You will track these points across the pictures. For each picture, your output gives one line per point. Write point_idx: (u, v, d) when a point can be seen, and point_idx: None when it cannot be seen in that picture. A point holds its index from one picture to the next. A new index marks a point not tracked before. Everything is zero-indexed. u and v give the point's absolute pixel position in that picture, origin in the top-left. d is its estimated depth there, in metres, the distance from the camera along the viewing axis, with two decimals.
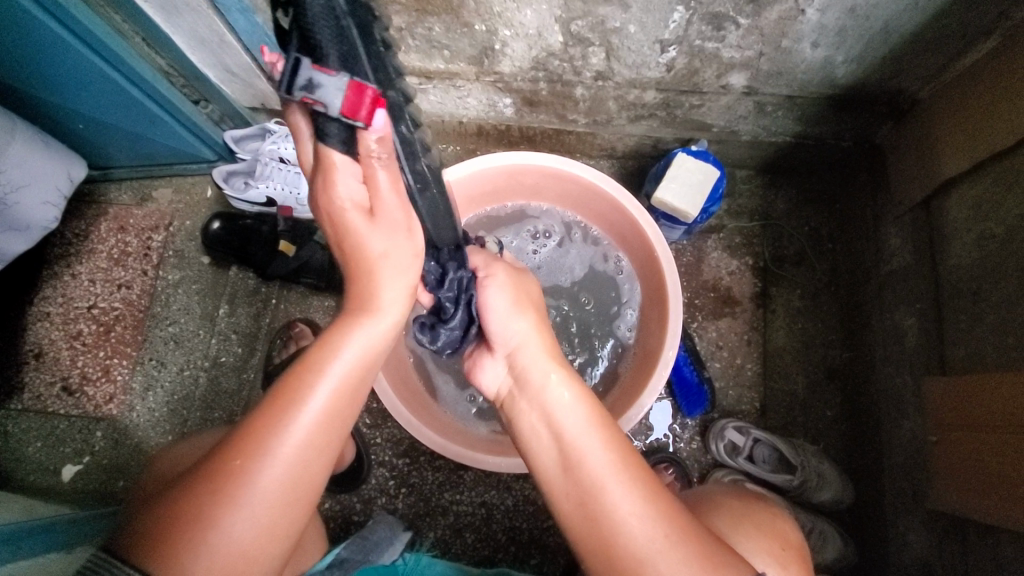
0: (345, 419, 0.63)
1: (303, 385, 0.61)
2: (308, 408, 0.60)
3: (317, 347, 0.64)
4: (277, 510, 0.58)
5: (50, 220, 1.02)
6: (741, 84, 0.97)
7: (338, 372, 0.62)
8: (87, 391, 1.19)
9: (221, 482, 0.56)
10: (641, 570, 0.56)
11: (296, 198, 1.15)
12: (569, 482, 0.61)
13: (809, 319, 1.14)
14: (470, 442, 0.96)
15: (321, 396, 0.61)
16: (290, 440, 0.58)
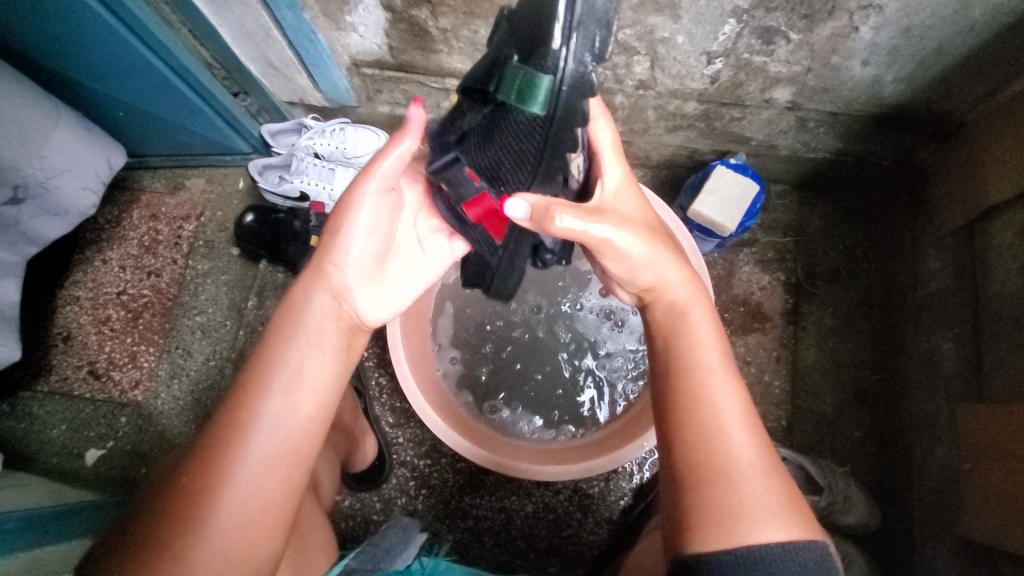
0: (294, 439, 0.58)
1: (242, 413, 0.57)
2: (274, 425, 0.57)
3: (252, 365, 0.60)
4: (243, 541, 0.54)
5: (88, 206, 1.02)
6: (785, 98, 0.96)
7: (280, 391, 0.58)
8: (114, 376, 1.20)
9: (176, 520, 0.53)
10: (719, 479, 0.57)
11: (330, 194, 1.16)
12: (672, 382, 0.64)
13: (841, 339, 1.12)
14: (488, 445, 0.95)
15: (268, 416, 0.57)
16: (257, 458, 0.56)
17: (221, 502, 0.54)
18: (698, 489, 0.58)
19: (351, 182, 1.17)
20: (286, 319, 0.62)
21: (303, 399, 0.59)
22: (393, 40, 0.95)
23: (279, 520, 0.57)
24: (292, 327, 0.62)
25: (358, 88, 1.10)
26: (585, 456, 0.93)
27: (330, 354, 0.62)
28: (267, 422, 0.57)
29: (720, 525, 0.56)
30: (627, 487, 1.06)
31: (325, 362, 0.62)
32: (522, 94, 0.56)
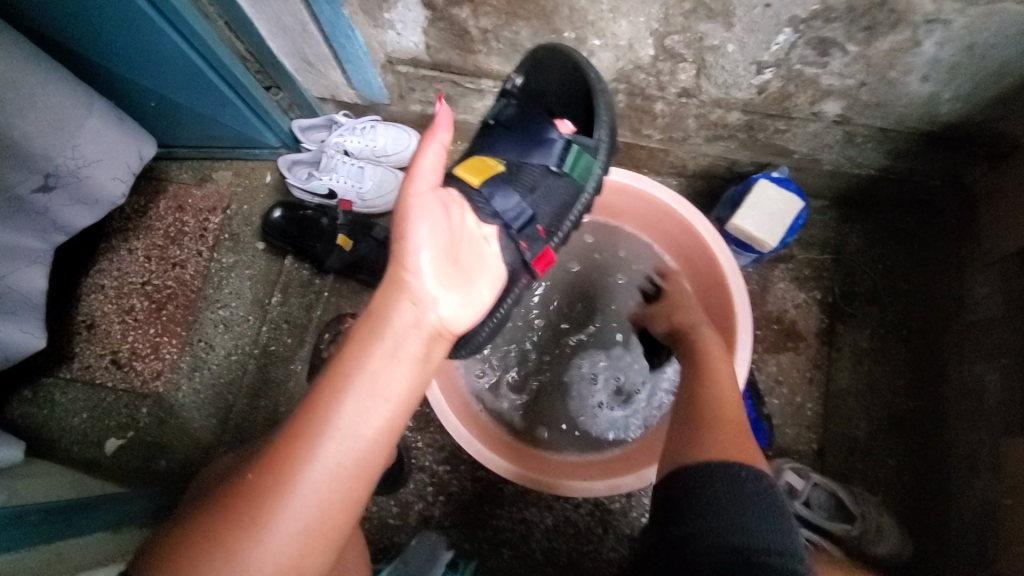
0: (365, 448, 0.55)
1: (313, 417, 0.54)
2: (351, 435, 0.55)
3: (328, 367, 0.58)
4: (298, 555, 0.52)
5: (118, 196, 1.01)
6: (834, 112, 0.92)
7: (355, 396, 0.56)
8: (136, 367, 1.20)
9: (230, 529, 0.51)
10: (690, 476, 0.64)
11: (358, 192, 1.15)
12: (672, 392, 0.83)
13: (876, 362, 1.08)
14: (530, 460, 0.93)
15: (340, 422, 0.54)
16: (324, 467, 0.53)
17: (281, 513, 0.51)
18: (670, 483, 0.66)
19: (380, 180, 1.16)
20: (365, 326, 0.61)
21: (378, 407, 0.57)
22: (431, 39, 0.93)
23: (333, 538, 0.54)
24: (372, 333, 0.60)
25: (391, 86, 1.08)
26: (612, 473, 0.91)
27: (408, 364, 0.60)
28: (338, 429, 0.54)
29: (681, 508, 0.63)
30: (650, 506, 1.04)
31: (405, 372, 0.60)
32: (580, 169, 0.76)
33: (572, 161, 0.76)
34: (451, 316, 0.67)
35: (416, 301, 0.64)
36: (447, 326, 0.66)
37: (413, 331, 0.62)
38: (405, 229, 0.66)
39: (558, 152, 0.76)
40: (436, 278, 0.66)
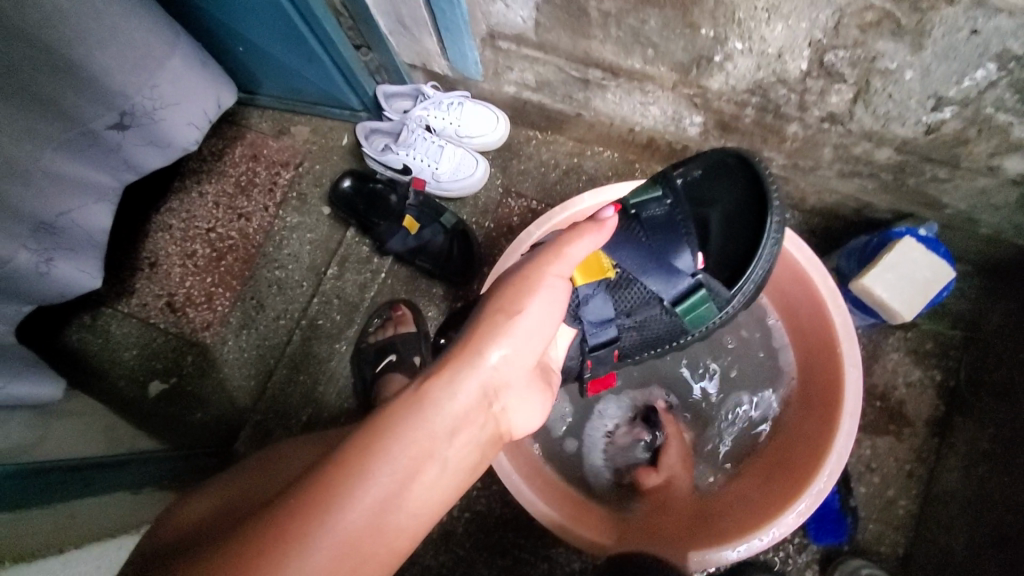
0: (369, 566, 0.39)
1: (313, 506, 0.38)
2: (398, 492, 0.41)
3: (353, 441, 0.42)
4: None
5: (191, 142, 0.97)
6: (1020, 169, 0.74)
7: (375, 495, 0.40)
8: (189, 313, 1.18)
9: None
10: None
11: (433, 173, 1.06)
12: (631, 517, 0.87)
13: (994, 467, 0.84)
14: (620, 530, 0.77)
15: (350, 524, 0.38)
16: (351, 527, 0.38)
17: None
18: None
19: (459, 163, 1.06)
20: (413, 399, 0.45)
21: (400, 516, 0.41)
22: (542, 16, 0.81)
23: None
24: (420, 409, 0.44)
25: (488, 62, 0.98)
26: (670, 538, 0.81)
27: (450, 468, 0.45)
28: (341, 530, 0.38)
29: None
30: None
31: (444, 479, 0.44)
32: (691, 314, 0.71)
33: (690, 304, 0.70)
34: (514, 417, 0.53)
35: (490, 390, 0.49)
36: (505, 429, 0.52)
37: (470, 423, 0.47)
38: (523, 300, 0.56)
39: (672, 291, 0.69)
40: (521, 367, 0.53)
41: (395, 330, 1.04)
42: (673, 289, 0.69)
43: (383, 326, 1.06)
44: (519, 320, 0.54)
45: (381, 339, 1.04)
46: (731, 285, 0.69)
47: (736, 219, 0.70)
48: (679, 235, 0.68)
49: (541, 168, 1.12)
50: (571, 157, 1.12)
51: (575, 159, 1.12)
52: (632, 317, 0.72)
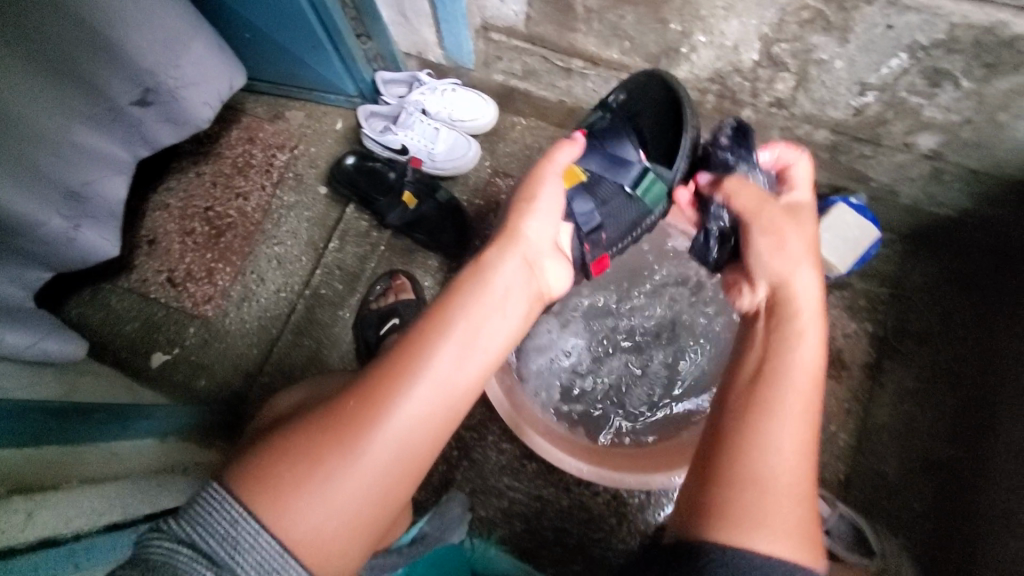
0: (459, 394, 0.59)
1: (418, 353, 0.58)
2: (452, 371, 0.59)
3: (437, 309, 0.63)
4: (387, 472, 0.54)
5: (204, 120, 1.04)
6: (928, 146, 0.90)
7: (457, 344, 0.60)
8: (189, 288, 1.24)
9: (333, 433, 0.53)
10: (757, 488, 0.52)
11: (429, 153, 1.16)
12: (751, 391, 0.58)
13: (919, 404, 1.06)
14: (784, 437, 0.54)
15: (421, 393, 0.56)
16: (419, 397, 0.56)
17: (380, 430, 0.54)
18: (726, 486, 0.52)
19: (452, 143, 1.17)
20: (474, 281, 0.67)
21: (477, 360, 0.61)
22: (533, 11, 0.92)
23: (415, 466, 0.56)
24: (480, 286, 0.66)
25: (480, 52, 1.08)
26: (640, 467, 0.91)
27: (506, 326, 0.66)
28: (440, 371, 0.58)
29: (731, 523, 0.50)
30: (665, 505, 1.05)
31: (502, 334, 0.66)
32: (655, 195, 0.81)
33: (645, 186, 0.81)
34: (545, 279, 0.75)
35: (523, 267, 0.72)
36: (542, 291, 0.75)
37: (516, 296, 0.69)
38: (536, 191, 0.75)
39: (635, 174, 0.81)
40: (544, 241, 0.75)
41: (396, 298, 1.14)
42: (628, 175, 0.80)
43: (384, 294, 1.15)
44: (534, 213, 0.74)
45: (383, 306, 1.13)
46: (673, 165, 0.81)
47: (662, 116, 0.84)
48: (623, 133, 0.83)
49: (525, 151, 1.23)
50: (552, 141, 1.23)
51: (556, 143, 1.23)
52: (606, 204, 0.79)
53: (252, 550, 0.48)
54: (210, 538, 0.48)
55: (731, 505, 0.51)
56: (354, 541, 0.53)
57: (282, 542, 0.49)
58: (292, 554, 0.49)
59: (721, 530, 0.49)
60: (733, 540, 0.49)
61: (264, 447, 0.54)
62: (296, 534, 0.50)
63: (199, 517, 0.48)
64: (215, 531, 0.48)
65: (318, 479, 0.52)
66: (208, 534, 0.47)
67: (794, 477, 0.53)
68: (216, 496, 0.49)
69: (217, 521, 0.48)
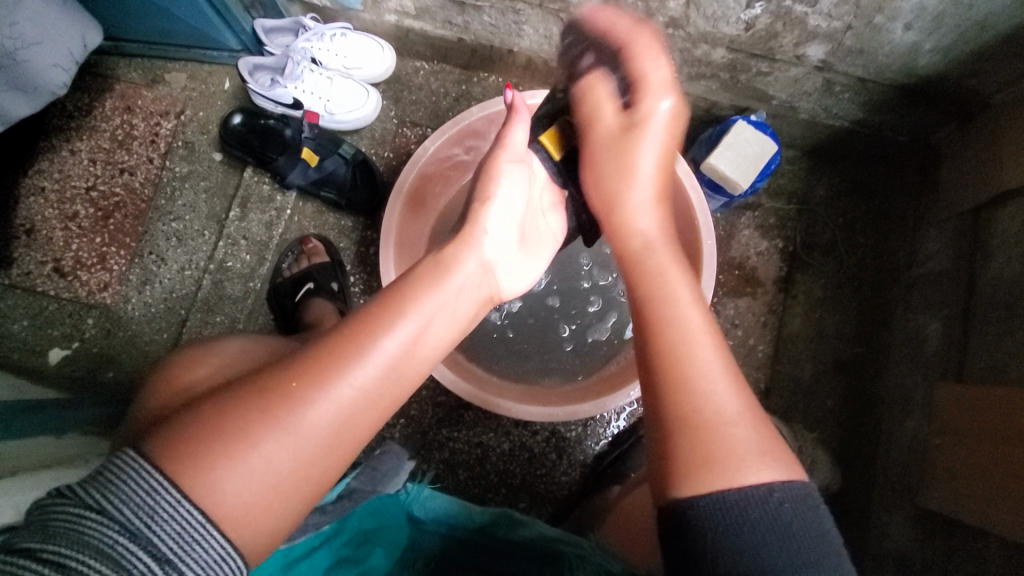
0: (403, 379, 0.56)
1: (362, 337, 0.54)
2: (397, 350, 0.55)
3: (387, 291, 0.59)
4: (321, 449, 0.51)
5: (59, 86, 0.93)
6: (818, 56, 0.92)
7: (408, 333, 0.56)
8: (80, 277, 1.14)
9: (267, 407, 0.49)
10: (704, 424, 0.55)
11: (325, 105, 1.10)
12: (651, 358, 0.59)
13: (827, 310, 1.11)
14: (708, 373, 0.57)
15: (368, 370, 0.53)
16: (359, 375, 0.53)
17: (315, 407, 0.50)
18: (683, 436, 0.55)
19: (350, 94, 1.11)
20: (429, 269, 0.63)
21: (426, 347, 0.58)
22: None
23: (355, 443, 0.53)
24: (438, 275, 0.62)
25: None
26: (570, 400, 0.94)
27: (460, 314, 0.63)
28: (387, 352, 0.55)
29: (702, 467, 0.53)
30: (603, 434, 1.09)
31: (456, 323, 0.62)
32: None
33: None
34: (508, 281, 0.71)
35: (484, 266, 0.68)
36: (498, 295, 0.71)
37: (472, 288, 0.65)
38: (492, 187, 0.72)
39: None
40: (505, 237, 0.72)
41: (310, 263, 1.10)
42: None
43: (298, 260, 1.11)
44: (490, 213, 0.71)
45: (298, 272, 1.09)
46: None
47: None
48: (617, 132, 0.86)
49: (431, 98, 1.17)
50: (459, 85, 1.17)
51: (463, 86, 1.17)
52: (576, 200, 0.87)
53: (171, 521, 0.45)
54: (124, 505, 0.44)
55: (699, 456, 0.53)
56: (286, 518, 0.50)
57: (204, 513, 0.45)
58: (215, 525, 0.46)
59: (697, 482, 0.53)
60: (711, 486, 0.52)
61: (194, 412, 0.49)
62: (221, 505, 0.46)
63: (111, 486, 0.45)
64: (131, 499, 0.44)
65: (242, 450, 0.48)
66: (121, 504, 0.44)
67: (727, 401, 0.56)
68: (129, 464, 0.45)
69: (131, 489, 0.44)
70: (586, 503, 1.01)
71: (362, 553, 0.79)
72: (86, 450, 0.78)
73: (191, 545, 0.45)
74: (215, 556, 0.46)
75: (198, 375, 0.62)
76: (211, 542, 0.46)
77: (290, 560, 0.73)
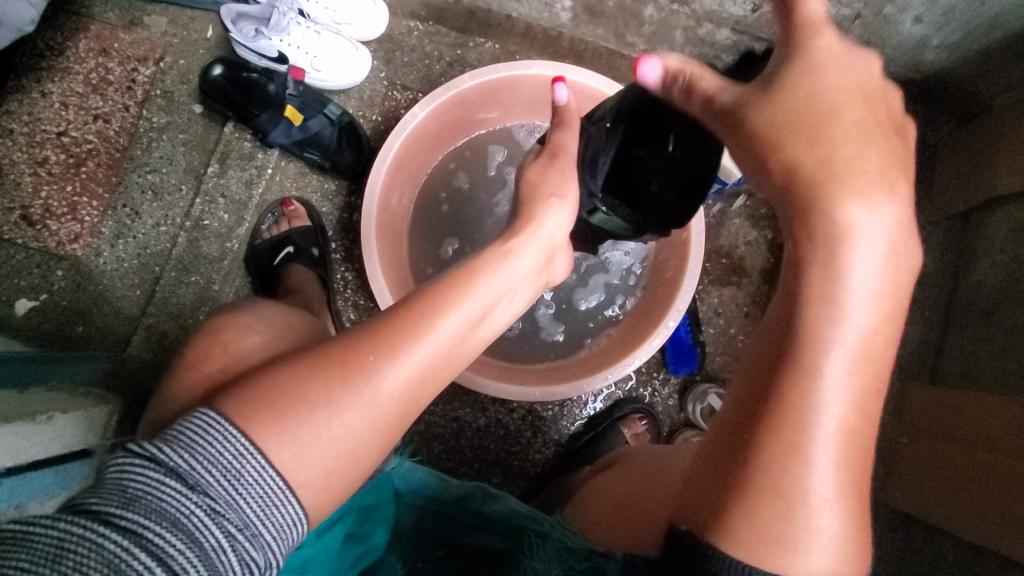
0: (459, 361, 0.55)
1: (417, 316, 0.52)
2: (450, 335, 0.53)
3: (449, 272, 0.57)
4: (379, 423, 0.50)
5: (27, 22, 0.87)
6: None
7: (465, 316, 0.54)
8: (50, 226, 1.09)
9: (340, 377, 0.48)
10: (791, 506, 0.47)
11: (312, 61, 1.05)
12: (773, 416, 0.48)
13: None
14: (823, 457, 0.47)
15: (426, 352, 0.51)
16: (417, 352, 0.51)
17: (385, 374, 0.49)
18: (757, 508, 0.48)
19: (338, 51, 1.06)
20: (491, 252, 0.60)
21: (483, 329, 0.56)
22: None
23: (411, 413, 0.52)
24: (501, 257, 0.60)
25: None
26: (546, 381, 0.94)
27: (516, 301, 0.61)
28: (443, 333, 0.52)
29: (764, 547, 0.48)
30: (579, 415, 1.09)
31: (511, 311, 0.61)
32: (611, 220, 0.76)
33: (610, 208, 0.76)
34: (559, 272, 0.70)
35: (545, 253, 0.66)
36: (551, 281, 0.70)
37: (532, 272, 0.63)
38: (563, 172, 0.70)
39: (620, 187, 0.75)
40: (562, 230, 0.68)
41: (289, 225, 1.07)
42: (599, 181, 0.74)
43: (277, 222, 1.09)
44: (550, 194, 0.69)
45: (277, 234, 1.06)
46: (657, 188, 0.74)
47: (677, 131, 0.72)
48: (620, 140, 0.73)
49: (424, 61, 1.12)
50: (454, 49, 1.12)
51: (459, 50, 1.12)
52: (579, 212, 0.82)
53: (256, 484, 0.44)
54: (208, 469, 0.43)
55: (776, 532, 0.47)
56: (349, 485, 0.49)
57: (284, 479, 0.45)
58: (291, 491, 0.46)
59: (756, 553, 0.48)
60: (770, 565, 0.48)
61: (264, 375, 0.49)
62: (297, 471, 0.46)
63: (198, 447, 0.43)
64: (214, 461, 0.43)
65: (314, 415, 0.47)
66: (207, 468, 0.43)
67: (834, 488, 0.48)
68: (215, 426, 0.44)
69: (219, 453, 0.44)
70: (557, 482, 1.01)
71: (367, 530, 0.77)
72: (48, 407, 0.76)
73: (271, 510, 0.44)
74: (288, 521, 0.45)
75: (249, 345, 0.59)
76: (288, 507, 0.45)
77: (321, 530, 0.72)
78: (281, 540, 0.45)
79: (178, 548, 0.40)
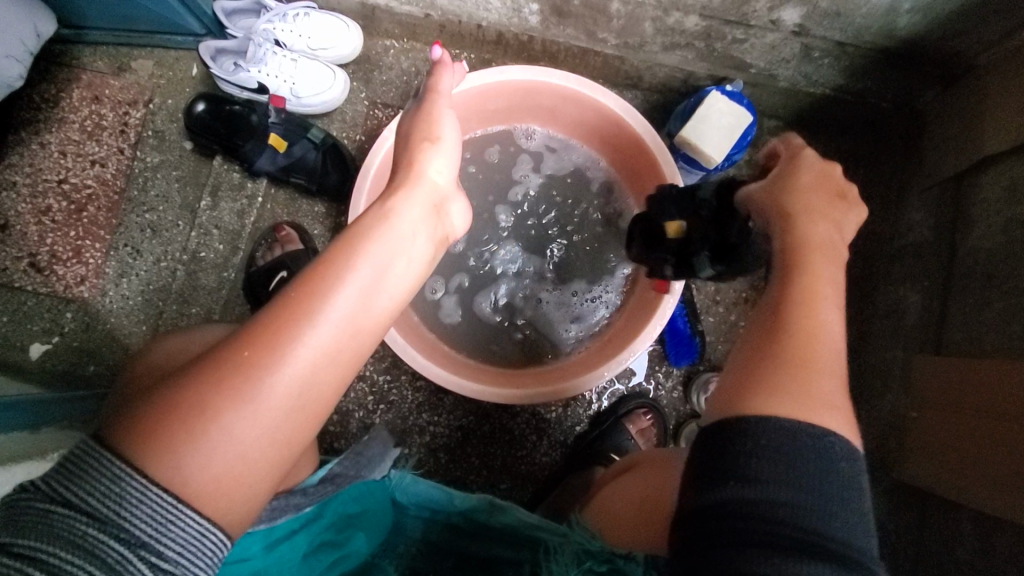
0: (365, 337, 0.52)
1: (299, 301, 0.50)
2: (340, 309, 0.50)
3: (334, 246, 0.55)
4: (283, 419, 0.48)
5: (14, 78, 0.91)
6: (793, 21, 0.88)
7: (357, 288, 0.52)
8: (57, 271, 1.13)
9: (222, 384, 0.46)
10: (816, 373, 0.53)
11: (291, 88, 1.07)
12: (792, 312, 0.56)
13: None
14: (833, 342, 0.55)
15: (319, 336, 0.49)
16: (309, 337, 0.49)
17: (279, 374, 0.48)
18: (795, 375, 0.53)
19: (315, 77, 1.08)
20: (373, 219, 0.58)
21: (383, 299, 0.54)
22: None
23: (319, 404, 0.50)
24: (383, 222, 0.57)
25: None
26: (542, 380, 0.94)
27: (417, 260, 0.58)
28: (338, 313, 0.51)
29: (801, 401, 0.51)
30: (584, 415, 1.09)
31: (413, 272, 0.57)
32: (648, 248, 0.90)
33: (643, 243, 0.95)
34: (453, 227, 0.67)
35: (433, 206, 0.64)
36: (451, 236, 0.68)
37: (424, 229, 0.60)
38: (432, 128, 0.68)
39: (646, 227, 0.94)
40: (446, 179, 0.67)
41: (283, 250, 1.09)
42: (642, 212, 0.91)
43: (271, 248, 1.11)
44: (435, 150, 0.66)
45: (271, 260, 1.08)
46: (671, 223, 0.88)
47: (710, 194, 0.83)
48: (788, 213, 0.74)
49: (402, 78, 1.14)
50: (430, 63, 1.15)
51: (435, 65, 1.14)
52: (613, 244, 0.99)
53: (142, 505, 0.43)
54: (91, 493, 0.43)
55: (808, 389, 0.52)
56: (255, 492, 0.48)
57: (174, 493, 0.44)
58: (187, 503, 0.44)
59: (792, 405, 0.50)
60: (807, 417, 0.50)
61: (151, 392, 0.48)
62: (190, 482, 0.45)
63: (78, 476, 0.44)
64: (95, 488, 0.43)
65: (203, 427, 0.45)
66: (88, 494, 0.43)
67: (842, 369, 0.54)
68: (90, 454, 0.44)
69: (98, 479, 0.43)
70: (564, 483, 1.01)
71: (345, 536, 0.79)
72: (59, 445, 0.78)
73: (166, 526, 0.44)
74: (195, 533, 0.45)
75: None
76: (185, 521, 0.44)
77: (274, 539, 0.71)
78: (192, 551, 0.45)
79: (74, 565, 0.41)
